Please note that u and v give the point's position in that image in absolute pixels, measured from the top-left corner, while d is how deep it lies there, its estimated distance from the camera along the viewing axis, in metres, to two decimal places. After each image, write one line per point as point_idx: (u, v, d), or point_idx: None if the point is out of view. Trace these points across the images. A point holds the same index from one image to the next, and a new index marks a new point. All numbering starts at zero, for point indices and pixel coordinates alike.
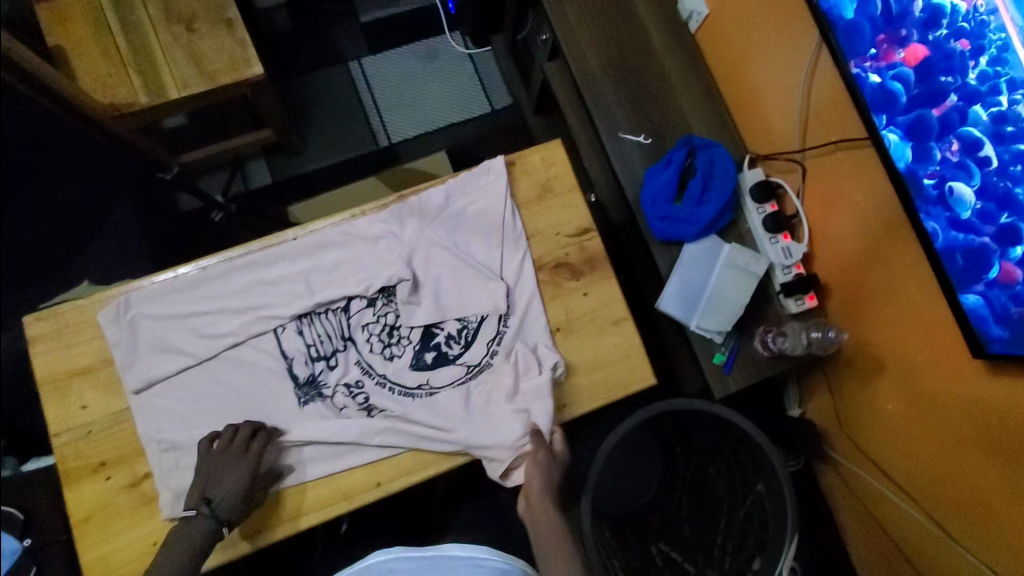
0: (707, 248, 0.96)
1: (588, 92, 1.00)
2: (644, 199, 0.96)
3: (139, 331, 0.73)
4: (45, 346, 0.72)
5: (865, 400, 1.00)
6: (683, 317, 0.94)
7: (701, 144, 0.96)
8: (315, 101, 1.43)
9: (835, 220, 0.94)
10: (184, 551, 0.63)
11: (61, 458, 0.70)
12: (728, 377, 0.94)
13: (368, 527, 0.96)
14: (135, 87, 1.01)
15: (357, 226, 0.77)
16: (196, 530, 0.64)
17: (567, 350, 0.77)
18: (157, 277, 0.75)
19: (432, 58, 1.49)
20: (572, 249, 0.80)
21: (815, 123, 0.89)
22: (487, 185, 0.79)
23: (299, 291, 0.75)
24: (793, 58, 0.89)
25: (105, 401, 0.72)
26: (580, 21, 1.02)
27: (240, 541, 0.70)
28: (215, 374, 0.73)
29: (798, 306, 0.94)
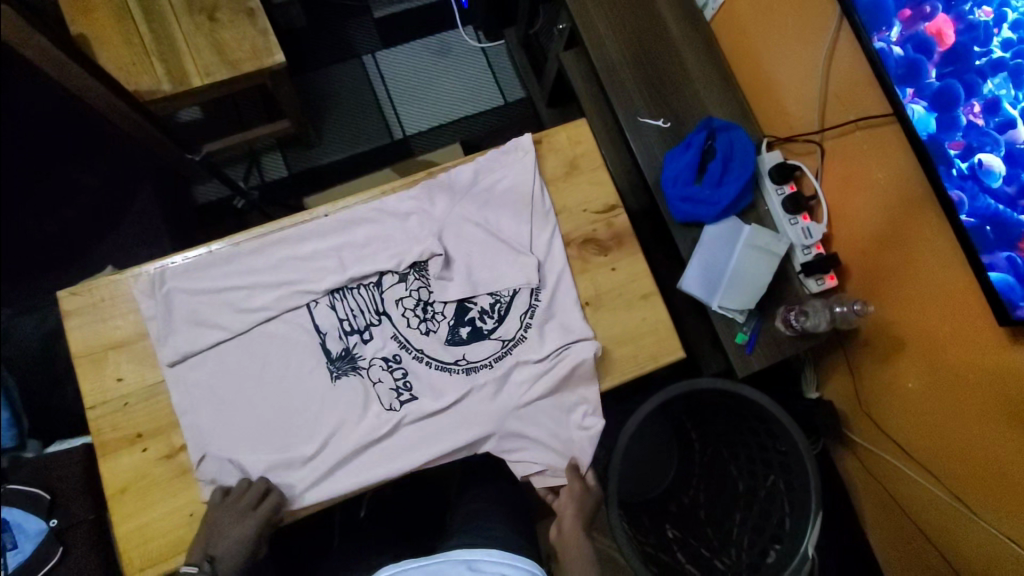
0: (727, 229, 0.96)
1: (607, 77, 1.02)
2: (665, 180, 0.97)
3: (173, 305, 0.73)
4: (81, 320, 0.73)
5: (885, 380, 1.01)
6: (704, 297, 0.94)
7: (721, 126, 0.98)
8: (330, 94, 1.44)
9: (854, 199, 0.95)
10: None
11: (97, 430, 0.71)
12: (750, 356, 0.95)
13: (390, 513, 0.98)
14: (158, 75, 1.02)
15: (388, 202, 0.78)
16: None
17: (596, 324, 0.78)
18: (190, 253, 0.76)
19: (445, 51, 1.50)
20: (600, 225, 0.81)
21: (833, 104, 0.90)
22: (516, 162, 0.80)
23: (332, 266, 0.76)
24: (810, 39, 0.91)
25: (142, 373, 0.73)
26: (598, 8, 1.04)
27: None
28: (249, 348, 0.74)
29: (819, 286, 0.95)
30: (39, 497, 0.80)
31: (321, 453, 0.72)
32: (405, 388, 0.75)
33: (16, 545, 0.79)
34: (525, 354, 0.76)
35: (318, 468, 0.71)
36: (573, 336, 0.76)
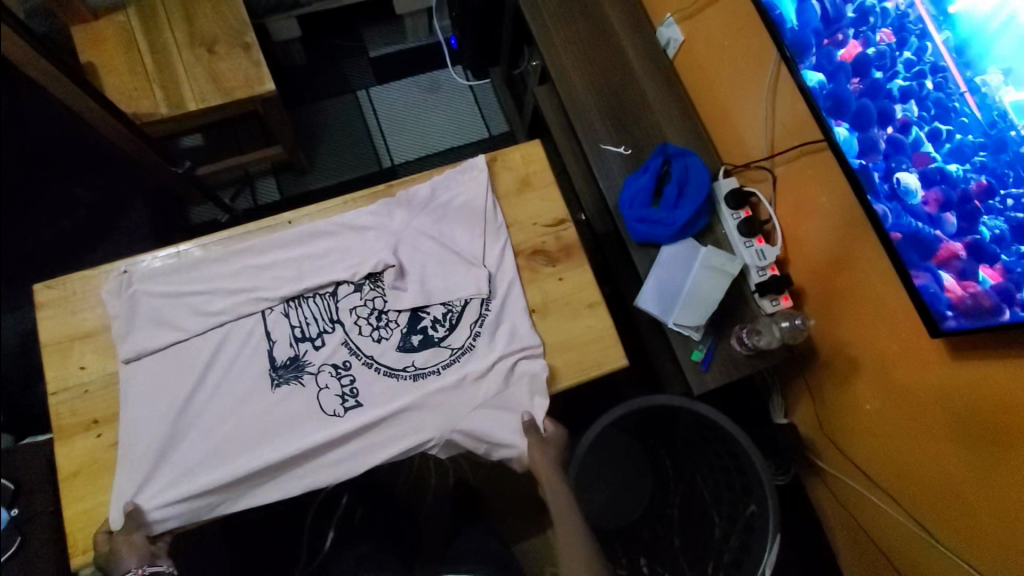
0: (684, 250, 1.00)
1: (571, 107, 1.08)
2: (622, 202, 1.01)
3: (138, 306, 0.78)
4: (52, 310, 0.77)
5: (842, 402, 1.01)
6: (660, 315, 0.97)
7: (676, 152, 1.03)
8: (323, 125, 1.53)
9: (803, 223, 0.98)
10: None
11: (56, 415, 0.74)
12: (705, 374, 0.96)
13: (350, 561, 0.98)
14: (157, 100, 1.10)
15: (348, 216, 0.83)
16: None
17: (543, 330, 0.81)
18: (161, 252, 0.81)
19: (434, 88, 1.60)
20: (549, 237, 0.86)
21: (780, 133, 0.95)
22: (470, 182, 0.85)
23: (292, 276, 0.81)
24: (756, 72, 0.97)
25: (103, 363, 0.77)
26: (565, 44, 1.11)
27: None
28: (202, 349, 0.77)
29: (773, 306, 0.98)
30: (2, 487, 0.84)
31: (249, 451, 0.73)
32: (350, 393, 0.77)
33: None
34: (471, 362, 0.79)
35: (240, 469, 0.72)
36: (520, 343, 0.79)
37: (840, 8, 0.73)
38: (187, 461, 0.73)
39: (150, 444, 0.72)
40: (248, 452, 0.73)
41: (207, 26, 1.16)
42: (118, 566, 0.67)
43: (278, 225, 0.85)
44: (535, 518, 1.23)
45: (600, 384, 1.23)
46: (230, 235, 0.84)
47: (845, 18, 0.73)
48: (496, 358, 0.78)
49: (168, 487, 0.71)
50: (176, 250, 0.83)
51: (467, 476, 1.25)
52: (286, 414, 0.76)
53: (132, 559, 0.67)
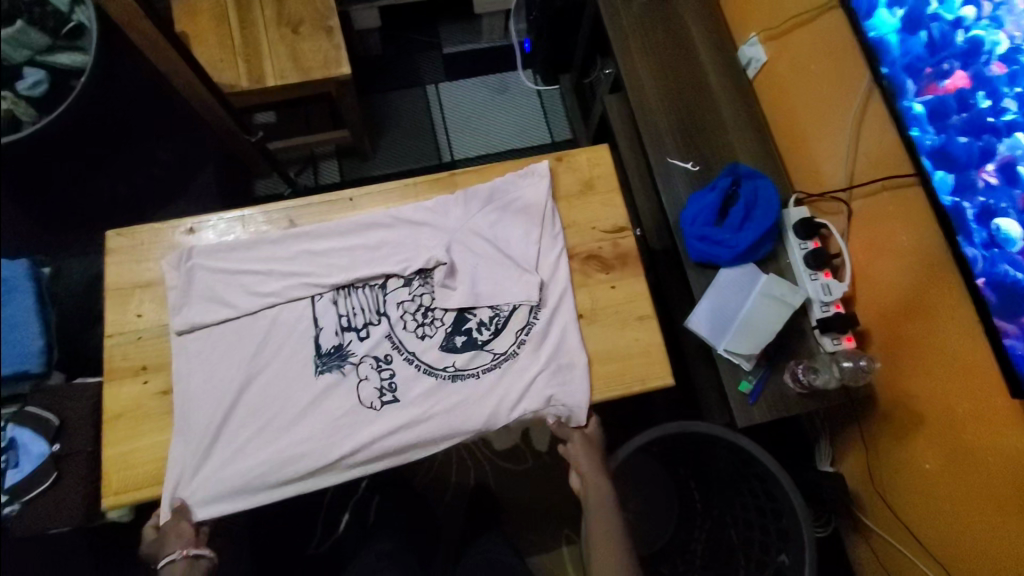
0: (744, 275, 0.95)
1: (641, 117, 1.06)
2: (684, 218, 0.98)
3: (194, 278, 0.77)
4: (120, 256, 0.79)
5: (900, 460, 0.94)
6: (711, 339, 0.92)
7: (747, 174, 0.99)
8: (390, 115, 1.56)
9: (879, 264, 0.92)
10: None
11: (109, 356, 0.76)
12: (752, 407, 0.91)
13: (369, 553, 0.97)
14: (239, 73, 1.15)
15: (405, 211, 0.81)
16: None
17: (588, 336, 0.78)
18: (226, 215, 0.82)
19: (503, 89, 1.61)
20: (606, 244, 0.83)
21: (862, 163, 0.90)
22: (531, 186, 0.82)
23: (342, 264, 0.78)
24: (841, 99, 0.92)
25: (160, 313, 0.78)
26: (642, 55, 1.09)
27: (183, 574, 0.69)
28: (250, 330, 0.76)
29: (835, 345, 0.92)
30: (49, 422, 0.87)
31: (291, 436, 0.72)
32: (391, 386, 0.74)
33: (19, 464, 0.87)
34: (517, 371, 0.75)
35: (283, 454, 0.71)
36: (566, 358, 0.76)
37: (948, 35, 0.68)
38: (229, 445, 0.72)
39: (201, 421, 0.72)
40: (290, 438, 0.72)
41: (295, 8, 1.20)
42: (165, 547, 0.69)
43: (335, 205, 0.83)
44: (553, 533, 1.19)
45: (636, 404, 1.19)
46: (291, 207, 0.83)
47: (954, 46, 0.68)
48: (540, 371, 0.75)
49: (216, 468, 0.70)
50: (239, 215, 0.82)
51: (488, 480, 1.23)
52: (328, 406, 0.74)
53: (175, 543, 0.69)
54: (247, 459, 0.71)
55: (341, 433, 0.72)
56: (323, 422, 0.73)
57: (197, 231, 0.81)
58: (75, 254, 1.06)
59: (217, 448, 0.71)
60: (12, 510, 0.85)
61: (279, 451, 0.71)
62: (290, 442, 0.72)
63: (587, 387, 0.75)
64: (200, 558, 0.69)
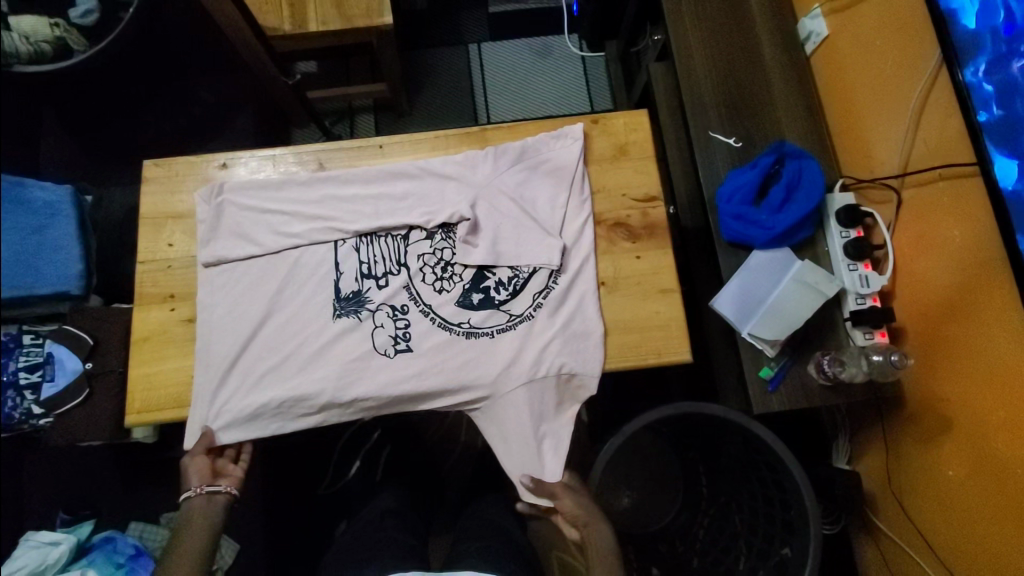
0: (778, 260, 0.92)
1: (687, 88, 1.01)
2: (720, 195, 0.94)
3: (224, 214, 0.78)
4: (155, 186, 0.79)
5: (924, 465, 0.90)
6: (735, 321, 0.90)
7: (792, 153, 0.93)
8: (430, 72, 1.55)
9: (926, 260, 0.86)
10: (201, 521, 0.77)
11: (139, 282, 0.77)
12: (771, 396, 0.89)
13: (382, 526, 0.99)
14: (283, 16, 1.15)
15: (432, 163, 0.79)
16: (196, 506, 0.77)
17: (607, 306, 0.76)
18: (255, 154, 0.81)
19: (545, 53, 1.58)
20: (635, 213, 0.79)
21: (919, 149, 0.84)
22: (563, 148, 0.79)
23: (367, 212, 0.78)
24: (907, 79, 0.85)
25: (189, 245, 0.78)
26: (695, 21, 1.04)
27: (201, 505, 0.77)
28: (272, 269, 0.76)
29: (866, 340, 0.89)
30: (83, 342, 0.92)
31: (305, 373, 0.73)
32: (405, 337, 0.74)
33: (54, 379, 0.91)
34: (531, 334, 0.74)
35: (295, 390, 0.72)
36: (582, 327, 0.74)
37: None
38: (246, 377, 0.73)
39: (221, 352, 0.74)
40: (304, 376, 0.73)
41: None
42: (185, 482, 0.78)
43: (364, 152, 0.82)
44: None
45: (653, 383, 1.18)
46: (322, 150, 0.82)
47: None
48: (555, 336, 0.73)
49: (233, 397, 0.72)
50: (270, 154, 0.81)
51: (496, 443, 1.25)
52: (342, 350, 0.74)
53: (194, 480, 0.77)
54: (261, 394, 0.72)
55: (354, 377, 0.73)
56: (336, 364, 0.73)
57: (228, 167, 0.80)
58: (117, 185, 1.10)
59: (235, 378, 0.73)
60: (47, 422, 0.92)
61: (291, 389, 0.72)
62: (303, 381, 0.72)
63: (599, 357, 0.73)
64: (217, 495, 0.78)
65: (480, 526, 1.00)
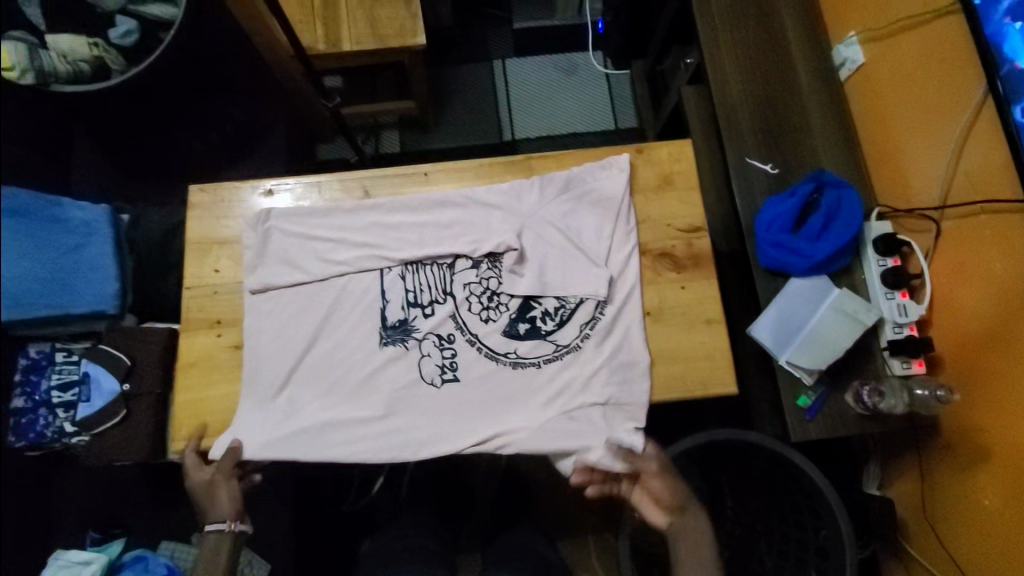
0: (814, 288, 0.92)
1: (723, 114, 1.02)
2: (759, 223, 0.94)
3: (270, 240, 0.78)
4: (200, 212, 0.79)
5: (959, 494, 0.89)
6: (773, 349, 0.90)
7: (831, 182, 0.94)
8: (456, 89, 1.57)
9: (963, 289, 0.87)
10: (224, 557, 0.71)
11: (185, 307, 0.77)
12: (809, 423, 0.89)
13: (413, 547, 0.98)
14: (316, 36, 1.15)
15: (478, 192, 0.79)
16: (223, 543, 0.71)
17: (653, 336, 0.76)
18: (301, 179, 0.81)
19: (570, 71, 1.59)
20: (680, 243, 0.79)
21: (961, 181, 0.84)
22: (608, 179, 0.79)
23: (413, 240, 0.78)
24: (949, 110, 0.86)
25: (236, 271, 0.78)
26: (730, 49, 1.06)
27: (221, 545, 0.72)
28: (319, 296, 0.76)
29: (904, 369, 0.89)
30: (121, 362, 0.92)
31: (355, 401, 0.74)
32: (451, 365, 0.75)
33: (89, 399, 0.93)
34: (578, 365, 0.74)
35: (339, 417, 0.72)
36: (628, 358, 0.74)
37: None
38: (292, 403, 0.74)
39: (269, 380, 0.74)
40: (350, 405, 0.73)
41: None
42: (215, 515, 0.71)
43: (409, 179, 0.82)
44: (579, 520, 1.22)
45: (681, 404, 1.18)
46: (367, 177, 0.82)
47: None
48: (603, 368, 0.73)
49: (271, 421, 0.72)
50: (316, 181, 0.81)
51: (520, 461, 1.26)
52: (389, 380, 0.74)
53: (226, 515, 0.70)
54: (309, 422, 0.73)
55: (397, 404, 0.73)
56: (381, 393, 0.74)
57: (274, 193, 0.81)
58: (151, 204, 1.10)
59: (279, 404, 0.73)
60: (81, 441, 0.92)
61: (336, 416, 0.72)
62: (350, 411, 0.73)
63: (646, 389, 0.73)
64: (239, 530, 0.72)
65: (513, 548, 1.00)
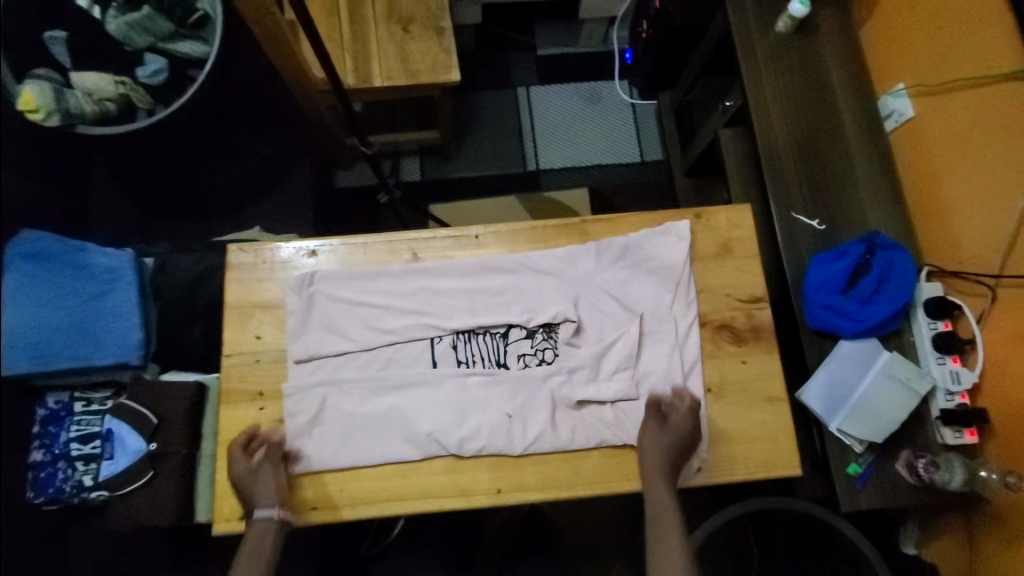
0: (865, 351, 0.90)
1: (769, 166, 1.00)
2: (809, 283, 0.91)
3: (316, 306, 0.75)
4: (239, 274, 0.75)
5: (1007, 567, 0.84)
6: (823, 415, 0.88)
7: (884, 244, 0.92)
8: (479, 116, 1.53)
9: (1018, 357, 0.83)
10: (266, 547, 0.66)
11: (226, 377, 0.73)
12: (859, 492, 0.87)
13: None
14: (346, 70, 1.11)
15: (533, 257, 0.77)
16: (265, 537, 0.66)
17: (713, 413, 0.73)
18: (345, 239, 0.78)
19: (595, 100, 1.56)
20: (740, 314, 0.77)
21: (1021, 251, 0.82)
22: (668, 247, 0.76)
23: (464, 308, 0.75)
24: (1011, 177, 0.83)
25: (278, 337, 0.75)
26: (775, 98, 1.03)
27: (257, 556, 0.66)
28: (366, 367, 0.73)
29: (955, 439, 0.87)
30: (147, 420, 0.87)
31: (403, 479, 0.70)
32: (503, 438, 0.70)
33: (113, 456, 0.88)
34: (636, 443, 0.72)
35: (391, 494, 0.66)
36: None
37: None
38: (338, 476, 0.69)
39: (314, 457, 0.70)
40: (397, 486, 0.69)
41: (407, 5, 1.16)
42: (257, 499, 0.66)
43: (459, 241, 0.79)
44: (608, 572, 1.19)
45: None
46: (414, 238, 0.79)
47: None
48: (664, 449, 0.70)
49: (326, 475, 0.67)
50: (362, 241, 0.78)
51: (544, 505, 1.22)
52: (441, 459, 0.71)
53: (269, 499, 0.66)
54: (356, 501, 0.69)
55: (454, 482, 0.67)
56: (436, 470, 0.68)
57: (317, 254, 0.77)
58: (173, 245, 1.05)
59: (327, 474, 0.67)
60: (97, 496, 0.88)
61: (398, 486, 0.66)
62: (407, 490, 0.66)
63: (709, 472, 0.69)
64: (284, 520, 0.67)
65: None
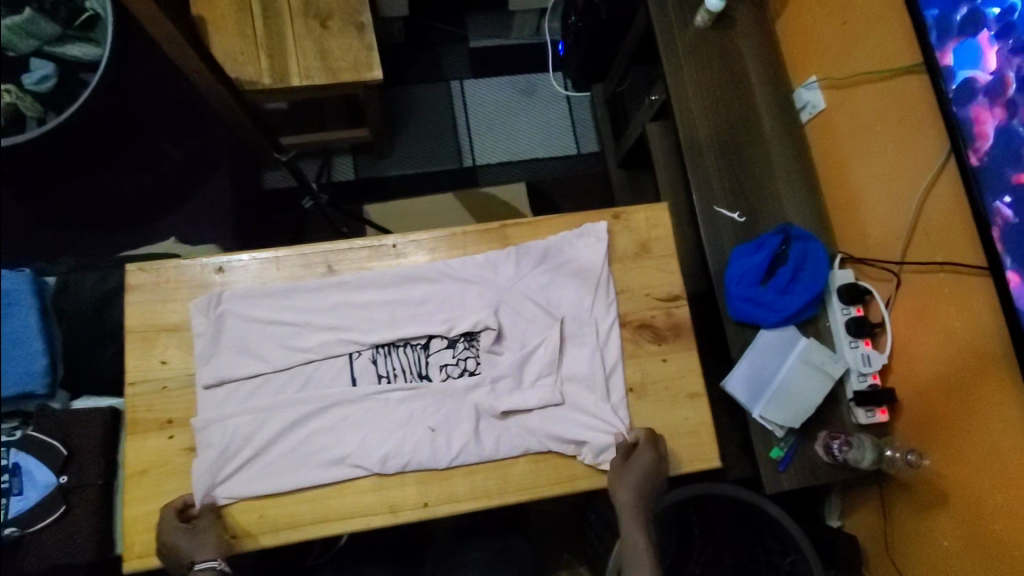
0: (783, 339, 0.93)
1: (690, 160, 1.02)
2: (728, 276, 0.94)
3: (226, 326, 0.72)
4: (141, 296, 0.72)
5: (919, 535, 0.90)
6: (746, 403, 0.91)
7: (798, 235, 0.96)
8: (411, 111, 1.49)
9: (921, 339, 0.88)
10: None
11: (131, 408, 0.70)
12: (781, 475, 0.91)
13: None
14: (261, 68, 1.05)
15: (452, 265, 0.76)
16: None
17: (636, 412, 0.75)
18: (256, 254, 0.75)
19: (530, 92, 1.54)
20: (660, 313, 0.78)
21: (920, 239, 0.86)
22: (586, 249, 0.77)
23: (384, 320, 0.74)
24: (908, 168, 0.87)
25: (186, 361, 0.72)
26: (695, 91, 1.05)
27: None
28: (281, 387, 0.71)
29: (868, 418, 0.92)
30: (57, 452, 0.83)
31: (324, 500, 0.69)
32: (427, 451, 0.69)
33: (22, 491, 0.81)
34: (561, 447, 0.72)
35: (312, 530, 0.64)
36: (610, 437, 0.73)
37: None
38: None
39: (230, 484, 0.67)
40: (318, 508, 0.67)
41: None
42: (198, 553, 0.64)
43: (377, 251, 0.77)
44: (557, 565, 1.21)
45: None
46: (330, 250, 0.76)
47: None
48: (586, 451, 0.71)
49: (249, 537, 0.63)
50: (274, 256, 0.75)
51: None
52: (365, 477, 0.70)
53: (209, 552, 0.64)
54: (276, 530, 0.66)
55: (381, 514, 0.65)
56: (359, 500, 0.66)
57: (226, 271, 0.74)
58: (79, 261, 0.99)
59: None
60: None
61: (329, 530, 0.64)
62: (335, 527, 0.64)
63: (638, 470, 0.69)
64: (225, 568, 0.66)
65: None
